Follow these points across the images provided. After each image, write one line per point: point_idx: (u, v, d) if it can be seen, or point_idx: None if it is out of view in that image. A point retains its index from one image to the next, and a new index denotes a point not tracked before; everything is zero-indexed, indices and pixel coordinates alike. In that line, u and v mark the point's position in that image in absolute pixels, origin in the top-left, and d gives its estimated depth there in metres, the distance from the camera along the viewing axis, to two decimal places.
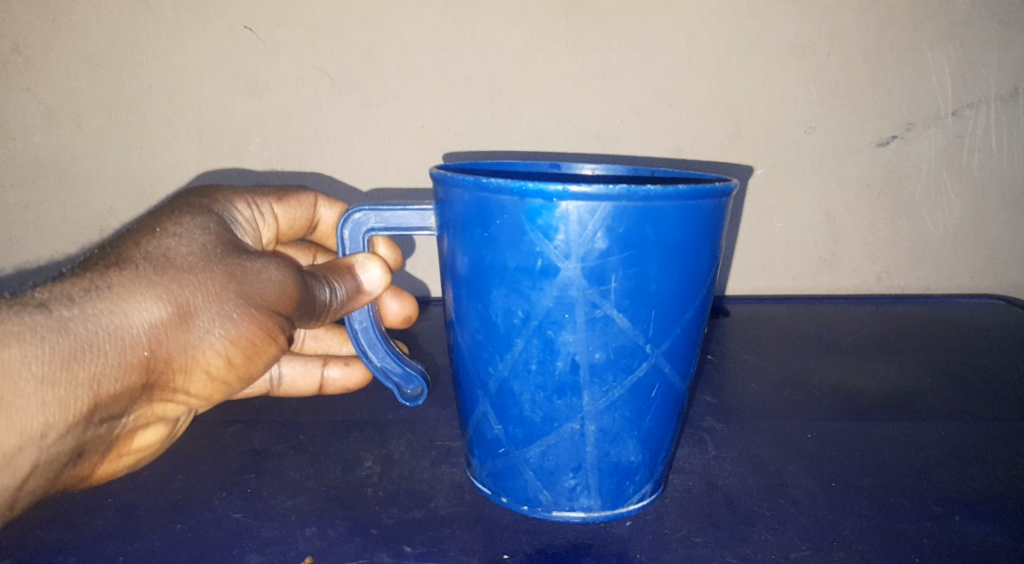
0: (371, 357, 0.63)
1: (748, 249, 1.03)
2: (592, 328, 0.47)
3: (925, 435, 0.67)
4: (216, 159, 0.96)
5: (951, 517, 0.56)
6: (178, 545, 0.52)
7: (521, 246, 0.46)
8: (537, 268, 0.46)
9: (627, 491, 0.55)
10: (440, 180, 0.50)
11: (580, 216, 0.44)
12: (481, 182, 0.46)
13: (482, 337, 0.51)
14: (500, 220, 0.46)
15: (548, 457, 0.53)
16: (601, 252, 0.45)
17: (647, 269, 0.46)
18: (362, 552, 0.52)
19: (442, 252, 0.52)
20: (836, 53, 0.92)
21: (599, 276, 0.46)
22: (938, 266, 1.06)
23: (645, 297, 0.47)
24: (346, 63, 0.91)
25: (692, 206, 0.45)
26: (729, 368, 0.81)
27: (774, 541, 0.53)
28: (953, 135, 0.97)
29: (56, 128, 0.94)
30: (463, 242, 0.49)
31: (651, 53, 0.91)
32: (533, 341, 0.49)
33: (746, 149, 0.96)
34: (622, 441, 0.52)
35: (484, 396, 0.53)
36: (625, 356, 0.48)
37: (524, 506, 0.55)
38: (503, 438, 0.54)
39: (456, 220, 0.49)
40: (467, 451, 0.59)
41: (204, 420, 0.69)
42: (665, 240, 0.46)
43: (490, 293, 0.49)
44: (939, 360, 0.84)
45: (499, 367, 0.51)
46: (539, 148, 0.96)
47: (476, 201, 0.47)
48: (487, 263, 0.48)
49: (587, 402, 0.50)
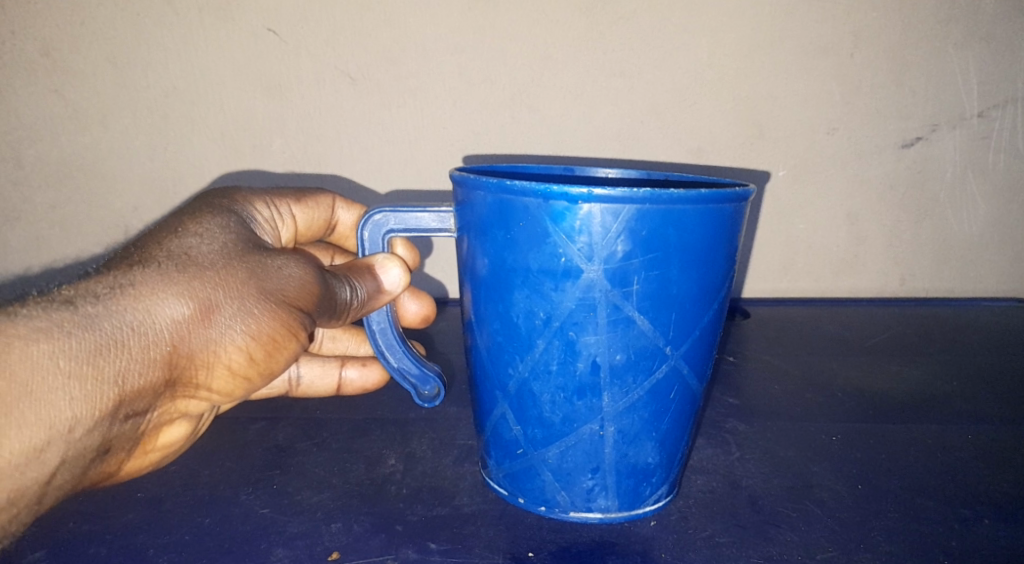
0: (388, 357, 0.63)
1: (769, 251, 1.02)
2: (614, 329, 0.47)
3: (951, 438, 0.67)
4: (238, 159, 0.97)
5: (979, 521, 0.55)
6: (207, 538, 0.53)
7: (544, 247, 0.46)
8: (559, 270, 0.46)
9: (643, 491, 0.54)
10: (459, 182, 0.50)
11: (603, 219, 0.44)
12: (505, 184, 0.46)
13: (502, 338, 0.51)
14: (523, 221, 0.46)
15: (565, 458, 0.52)
16: (623, 255, 0.45)
17: (668, 272, 0.46)
18: (387, 547, 0.52)
19: (461, 251, 0.52)
20: (859, 53, 0.91)
21: (622, 278, 0.46)
22: (962, 268, 1.04)
23: (664, 299, 0.47)
24: (367, 63, 0.92)
25: (712, 210, 0.46)
26: (750, 370, 0.81)
27: (800, 541, 0.53)
28: (978, 136, 0.96)
29: (83, 128, 0.96)
30: (483, 243, 0.49)
31: (671, 52, 0.91)
32: (554, 342, 0.48)
33: (766, 150, 0.96)
34: (640, 442, 0.52)
35: (502, 397, 0.53)
36: (645, 358, 0.48)
37: (542, 506, 0.55)
38: (521, 439, 0.53)
39: (476, 223, 0.49)
40: (482, 452, 0.58)
41: (229, 417, 0.70)
42: (683, 243, 0.46)
43: (511, 295, 0.49)
44: (964, 363, 0.83)
45: (520, 367, 0.50)
46: (559, 150, 0.96)
47: (497, 204, 0.47)
48: (509, 264, 0.48)
49: (607, 403, 0.50)
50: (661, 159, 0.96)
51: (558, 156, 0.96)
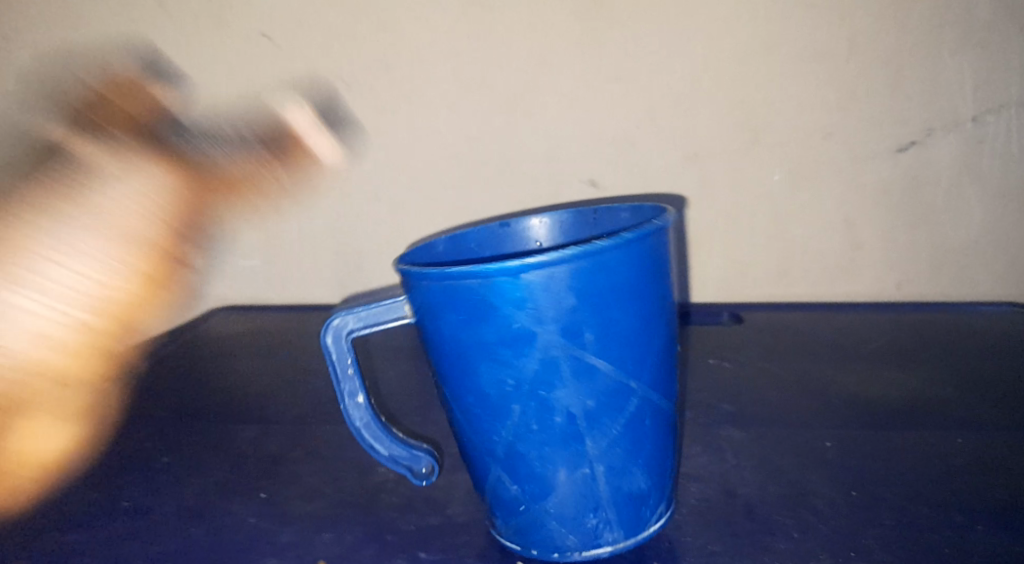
0: (376, 448, 0.52)
1: (765, 256, 1.02)
2: (579, 380, 0.45)
3: (945, 444, 0.66)
4: (231, 165, 0.97)
5: (974, 527, 0.55)
6: (198, 548, 0.53)
7: (496, 320, 0.44)
8: (515, 337, 0.44)
9: (643, 514, 0.51)
10: (402, 272, 0.47)
11: (543, 284, 0.43)
12: (445, 271, 0.43)
13: (479, 408, 0.47)
14: (473, 301, 0.44)
15: (564, 503, 0.49)
16: (571, 311, 0.43)
17: (612, 314, 0.44)
18: (380, 557, 0.52)
19: (420, 329, 0.49)
20: (854, 58, 0.91)
21: (572, 332, 0.44)
22: (956, 275, 1.02)
23: (621, 340, 0.45)
24: (361, 69, 0.92)
25: (637, 245, 0.44)
26: (745, 376, 0.81)
27: (795, 549, 0.53)
28: (972, 141, 0.94)
29: (74, 133, 0.96)
30: (438, 322, 0.46)
31: (666, 57, 0.91)
32: (528, 406, 0.46)
33: (763, 156, 0.95)
34: (630, 473, 0.49)
35: (493, 461, 0.49)
36: (615, 397, 0.46)
37: (554, 554, 0.51)
38: (521, 495, 0.49)
39: (427, 307, 0.46)
40: (486, 508, 0.53)
41: (223, 426, 0.70)
42: (625, 281, 0.44)
43: (477, 368, 0.46)
44: (961, 367, 0.83)
45: (502, 433, 0.47)
46: (555, 155, 0.95)
47: (442, 292, 0.44)
48: (469, 343, 0.45)
49: (591, 446, 0.47)
50: (657, 163, 0.95)
51: (554, 160, 0.96)
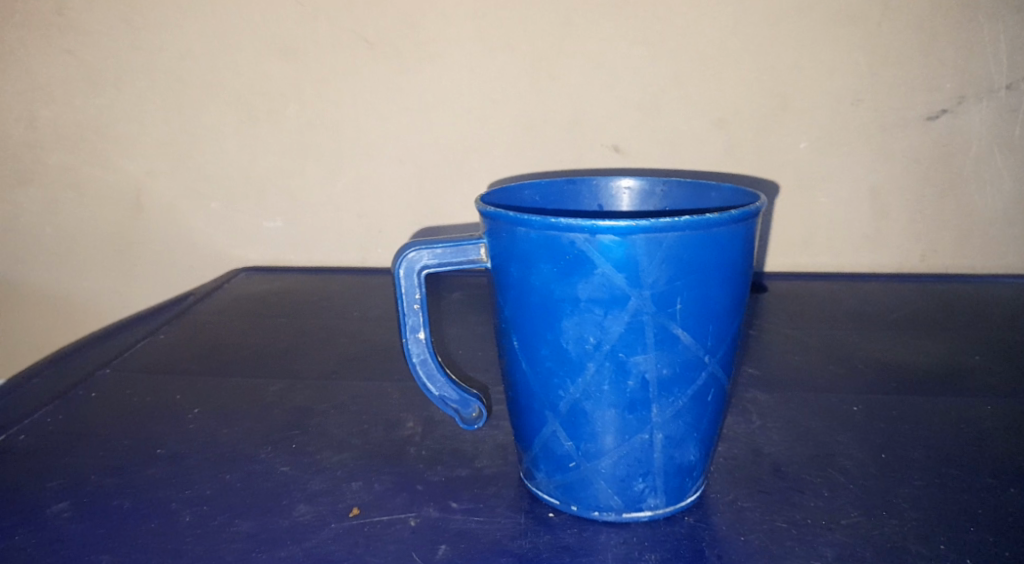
0: (430, 386, 0.51)
1: (788, 227, 1.01)
2: (660, 348, 0.44)
3: (972, 409, 0.66)
4: (253, 124, 0.97)
5: (1006, 490, 0.54)
6: (230, 493, 0.53)
7: (592, 278, 0.42)
8: (609, 298, 0.43)
9: (685, 485, 0.51)
10: (491, 216, 0.45)
11: (652, 249, 0.41)
12: (549, 220, 0.42)
13: (548, 362, 0.46)
14: (570, 255, 0.42)
15: (620, 465, 0.48)
16: (666, 279, 0.42)
17: (706, 291, 0.43)
18: (410, 506, 0.52)
19: (497, 275, 0.47)
20: (887, 23, 0.90)
21: (667, 301, 0.43)
22: (985, 245, 1.02)
23: (705, 313, 0.44)
24: (385, 28, 0.91)
25: (740, 228, 0.43)
26: (770, 343, 0.80)
27: (826, 507, 0.52)
28: (1007, 109, 0.94)
29: (97, 90, 0.97)
30: (523, 272, 0.45)
31: (696, 19, 0.89)
32: (604, 366, 0.44)
33: (790, 123, 0.94)
34: (686, 444, 0.48)
35: (552, 416, 0.48)
36: (689, 369, 0.45)
37: (595, 511, 0.50)
38: (574, 453, 0.48)
39: (514, 255, 0.45)
40: (525, 461, 0.53)
41: (248, 381, 0.70)
42: (719, 260, 0.43)
43: (557, 323, 0.44)
44: (985, 335, 0.82)
45: (570, 390, 0.46)
46: (579, 119, 0.94)
47: (539, 240, 0.43)
48: (555, 296, 0.44)
49: (656, 414, 0.46)
50: (682, 128, 0.94)
51: (579, 124, 0.95)
